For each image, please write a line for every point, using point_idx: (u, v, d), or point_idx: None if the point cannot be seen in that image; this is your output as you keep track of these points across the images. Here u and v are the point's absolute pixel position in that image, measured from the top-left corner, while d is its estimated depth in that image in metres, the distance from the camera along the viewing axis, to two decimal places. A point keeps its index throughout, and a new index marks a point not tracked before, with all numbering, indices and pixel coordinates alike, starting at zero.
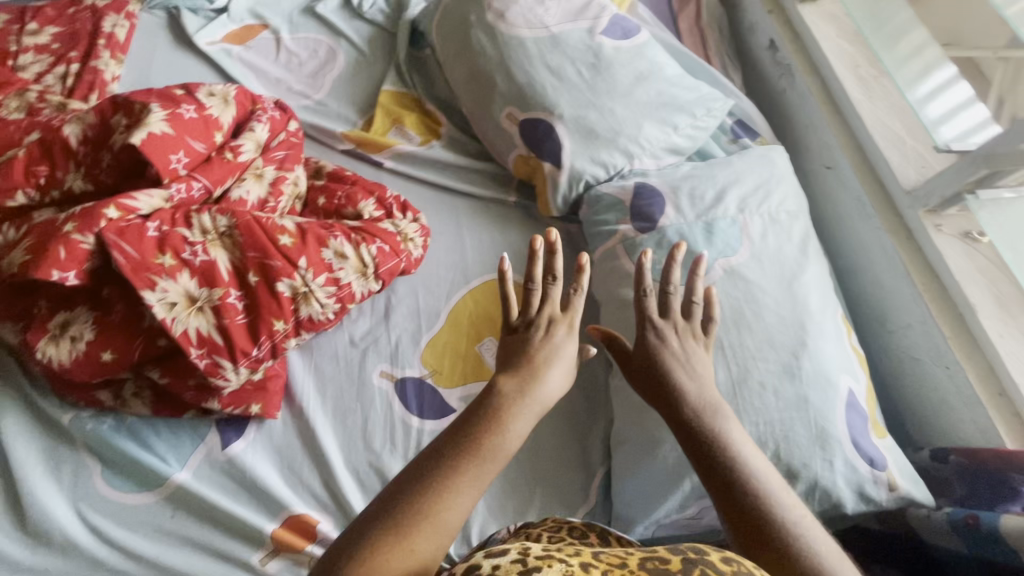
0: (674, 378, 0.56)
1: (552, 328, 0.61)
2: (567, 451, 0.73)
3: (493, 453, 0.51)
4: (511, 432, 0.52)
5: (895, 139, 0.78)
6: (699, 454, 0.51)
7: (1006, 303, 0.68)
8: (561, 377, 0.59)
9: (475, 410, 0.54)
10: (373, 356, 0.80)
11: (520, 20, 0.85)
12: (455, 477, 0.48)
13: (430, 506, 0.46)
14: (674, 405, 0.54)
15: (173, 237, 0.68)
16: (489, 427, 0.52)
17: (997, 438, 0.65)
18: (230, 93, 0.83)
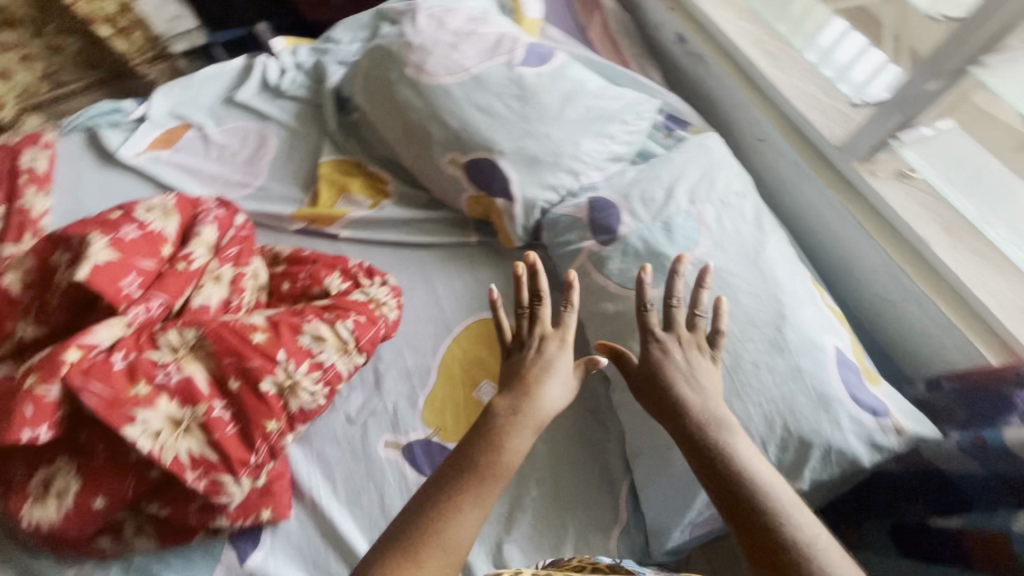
0: (675, 388, 0.57)
1: (545, 343, 0.63)
2: (588, 474, 0.72)
3: (495, 474, 0.52)
4: (510, 451, 0.54)
5: (814, 101, 0.82)
6: (706, 469, 0.51)
7: (953, 230, 0.71)
8: (560, 387, 0.60)
9: (474, 435, 0.55)
10: (373, 429, 0.78)
11: (439, 68, 0.87)
12: (459, 502, 0.50)
13: (432, 529, 0.48)
14: (677, 416, 0.55)
15: (143, 364, 0.66)
16: (488, 450, 0.53)
17: (982, 358, 0.68)
18: (169, 203, 0.81)
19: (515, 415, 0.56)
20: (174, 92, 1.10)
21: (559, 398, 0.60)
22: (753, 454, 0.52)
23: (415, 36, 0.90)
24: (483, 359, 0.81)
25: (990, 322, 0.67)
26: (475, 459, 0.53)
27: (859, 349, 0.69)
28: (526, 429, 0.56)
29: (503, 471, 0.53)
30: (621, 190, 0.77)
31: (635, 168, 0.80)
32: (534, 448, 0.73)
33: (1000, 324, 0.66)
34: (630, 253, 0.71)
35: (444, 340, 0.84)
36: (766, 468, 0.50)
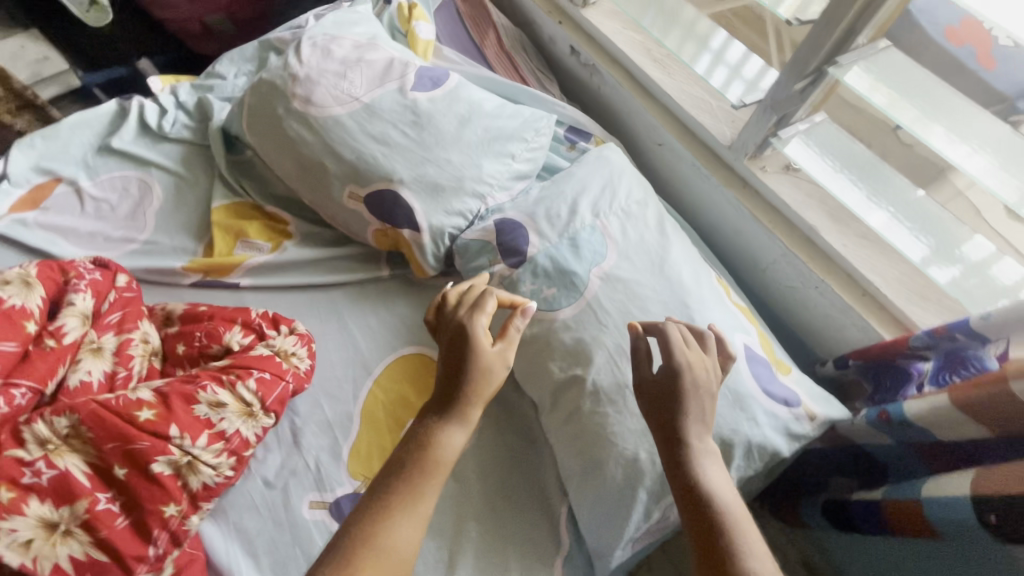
0: (684, 410, 0.54)
1: (479, 314, 0.57)
2: (527, 503, 0.70)
3: (433, 471, 0.49)
4: (448, 442, 0.51)
5: (702, 103, 0.85)
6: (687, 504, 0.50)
7: (838, 216, 0.75)
8: (498, 363, 0.55)
9: (417, 431, 0.52)
10: (294, 490, 0.73)
11: (329, 99, 0.83)
12: (395, 507, 0.47)
13: (371, 537, 0.45)
14: (676, 442, 0.53)
15: (4, 466, 0.56)
16: (425, 445, 0.50)
17: (878, 334, 0.71)
18: (30, 273, 0.72)
19: (453, 402, 0.52)
20: (36, 144, 0.98)
21: (498, 376, 0.54)
22: (731, 494, 0.51)
23: (300, 67, 0.86)
24: (407, 398, 0.78)
25: (881, 300, 0.71)
26: (412, 457, 0.50)
27: (768, 341, 0.71)
28: (463, 418, 0.52)
29: (442, 468, 0.50)
30: (527, 209, 0.76)
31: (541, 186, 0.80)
32: (468, 485, 0.70)
33: (889, 301, 0.70)
34: (542, 273, 0.70)
35: (363, 383, 0.79)
36: (739, 513, 0.49)
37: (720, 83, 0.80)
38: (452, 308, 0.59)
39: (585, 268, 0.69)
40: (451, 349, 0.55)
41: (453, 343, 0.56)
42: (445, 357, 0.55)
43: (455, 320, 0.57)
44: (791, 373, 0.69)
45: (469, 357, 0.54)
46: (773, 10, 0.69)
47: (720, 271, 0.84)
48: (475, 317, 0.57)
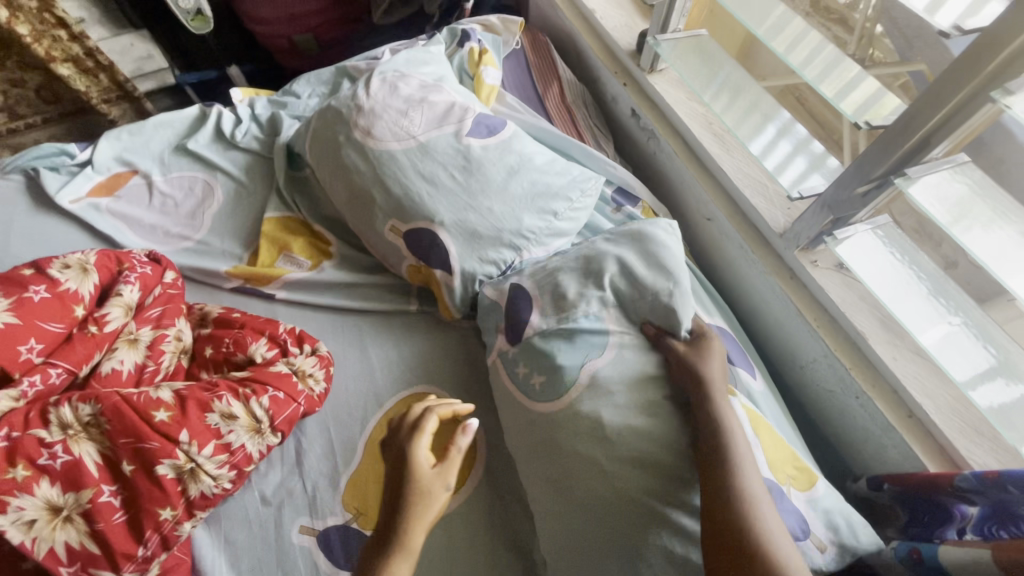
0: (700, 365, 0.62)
1: (418, 441, 0.60)
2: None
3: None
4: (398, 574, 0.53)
5: (757, 186, 0.82)
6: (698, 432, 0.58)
7: (891, 325, 0.71)
8: (437, 480, 0.58)
9: (369, 561, 0.55)
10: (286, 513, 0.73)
11: (388, 134, 0.86)
12: None
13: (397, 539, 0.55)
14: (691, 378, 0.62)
15: (26, 443, 0.59)
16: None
17: (920, 461, 0.65)
18: (88, 260, 0.77)
19: (395, 534, 0.55)
20: (122, 137, 1.07)
21: (439, 497, 0.58)
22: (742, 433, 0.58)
23: (367, 100, 0.90)
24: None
25: (927, 424, 0.66)
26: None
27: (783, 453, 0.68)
28: (403, 545, 0.55)
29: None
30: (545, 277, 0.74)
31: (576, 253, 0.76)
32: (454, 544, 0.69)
33: (937, 428, 0.64)
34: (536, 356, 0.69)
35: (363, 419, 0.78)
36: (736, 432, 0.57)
37: (774, 164, 0.78)
38: (395, 434, 0.62)
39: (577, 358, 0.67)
40: (393, 479, 0.59)
41: (396, 473, 0.59)
42: (389, 488, 0.59)
43: (397, 444, 0.61)
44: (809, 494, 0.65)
45: (409, 491, 0.57)
46: (834, 104, 0.67)
47: (756, 361, 0.80)
48: (413, 447, 0.60)
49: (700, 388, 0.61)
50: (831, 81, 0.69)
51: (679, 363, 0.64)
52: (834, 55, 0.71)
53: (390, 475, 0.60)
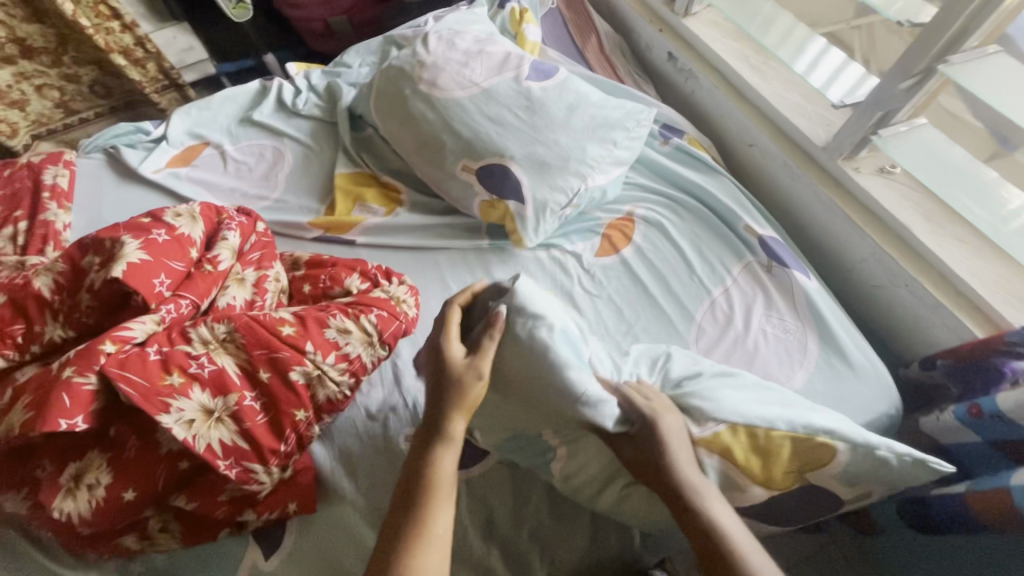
0: (670, 457, 0.60)
1: (456, 347, 0.62)
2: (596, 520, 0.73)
3: (434, 491, 0.54)
4: (445, 462, 0.56)
5: (797, 108, 0.90)
6: (691, 531, 0.56)
7: (932, 218, 0.78)
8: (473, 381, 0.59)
9: (413, 468, 0.56)
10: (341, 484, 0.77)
11: (451, 84, 0.93)
12: (411, 527, 0.52)
13: (427, 485, 0.55)
14: (663, 475, 0.59)
15: (176, 355, 0.67)
16: (428, 474, 0.55)
17: (968, 332, 0.73)
18: (195, 210, 0.85)
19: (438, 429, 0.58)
20: (192, 113, 1.15)
21: (472, 386, 0.59)
22: (735, 522, 0.57)
23: (427, 56, 0.97)
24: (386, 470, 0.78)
25: (973, 299, 0.73)
26: (414, 487, 0.55)
27: (779, 449, 0.61)
28: (447, 436, 0.58)
29: (445, 484, 0.55)
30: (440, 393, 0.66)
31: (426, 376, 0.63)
32: (529, 494, 0.73)
33: (983, 301, 0.71)
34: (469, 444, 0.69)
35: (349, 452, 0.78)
36: (737, 530, 0.56)
37: (819, 82, 0.86)
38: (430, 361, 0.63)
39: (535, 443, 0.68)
40: (433, 383, 0.60)
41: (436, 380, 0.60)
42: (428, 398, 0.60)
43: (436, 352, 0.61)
44: (817, 473, 0.62)
45: (450, 387, 0.59)
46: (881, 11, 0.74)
47: (808, 268, 0.87)
48: (452, 349, 0.61)
49: (670, 483, 0.59)
50: None
51: (636, 457, 0.61)
52: None
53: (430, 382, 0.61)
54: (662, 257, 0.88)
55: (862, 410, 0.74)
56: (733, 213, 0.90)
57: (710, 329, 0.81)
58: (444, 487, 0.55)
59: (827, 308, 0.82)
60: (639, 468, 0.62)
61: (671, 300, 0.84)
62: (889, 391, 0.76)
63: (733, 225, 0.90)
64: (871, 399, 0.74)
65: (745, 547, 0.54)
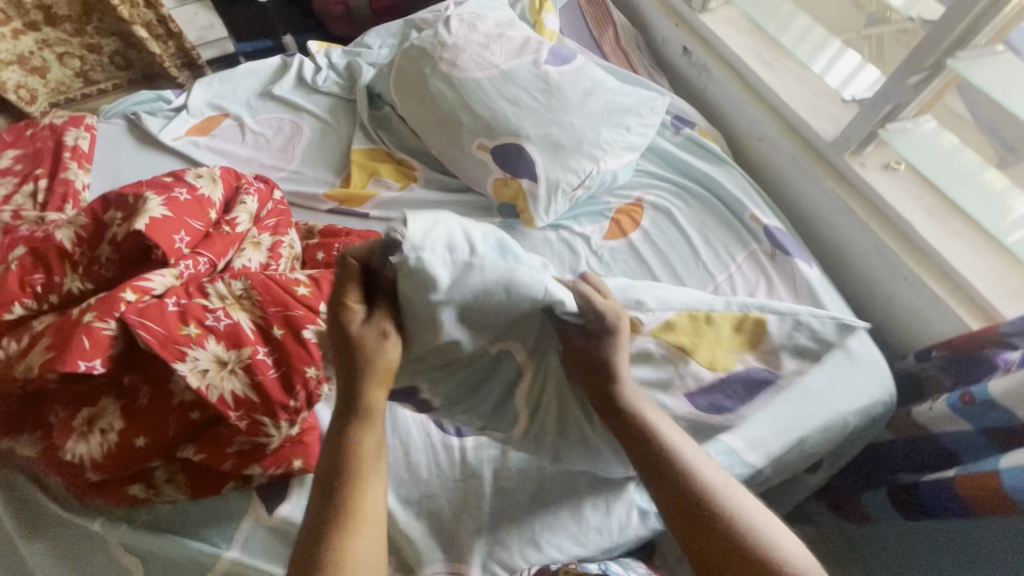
0: (613, 373, 0.59)
1: (354, 310, 0.52)
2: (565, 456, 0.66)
3: (360, 464, 0.51)
4: (369, 441, 0.52)
5: (807, 103, 0.92)
6: (633, 443, 0.57)
7: (935, 213, 0.80)
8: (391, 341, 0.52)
9: (332, 447, 0.51)
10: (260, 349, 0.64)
11: (472, 64, 0.95)
12: (342, 510, 0.49)
13: (352, 456, 0.51)
14: (601, 389, 0.59)
15: (194, 308, 0.69)
16: (347, 452, 0.51)
17: (965, 325, 0.74)
18: (216, 172, 0.87)
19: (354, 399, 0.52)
20: (213, 85, 1.18)
21: (384, 353, 0.52)
22: (668, 423, 0.59)
23: (448, 37, 0.99)
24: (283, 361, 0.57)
25: (971, 292, 0.74)
26: (336, 462, 0.51)
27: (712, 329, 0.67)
28: (367, 406, 0.52)
29: (371, 465, 0.52)
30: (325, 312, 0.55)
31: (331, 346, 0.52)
32: (524, 470, 0.73)
33: (980, 294, 0.73)
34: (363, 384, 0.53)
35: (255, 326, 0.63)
36: (675, 435, 0.58)
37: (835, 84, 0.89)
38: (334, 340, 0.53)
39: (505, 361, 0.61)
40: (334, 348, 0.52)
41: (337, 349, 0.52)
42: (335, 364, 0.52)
43: (336, 316, 0.52)
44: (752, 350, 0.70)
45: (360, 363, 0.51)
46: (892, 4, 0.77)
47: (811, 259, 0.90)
48: (349, 314, 0.52)
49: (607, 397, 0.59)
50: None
51: (580, 355, 0.59)
52: None
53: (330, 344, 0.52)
54: (669, 241, 0.90)
55: (861, 396, 0.75)
56: (741, 202, 0.92)
57: None
58: (366, 458, 0.52)
59: (830, 298, 0.84)
60: (582, 371, 0.60)
61: (675, 283, 0.86)
62: (885, 378, 0.78)
63: (739, 215, 0.92)
64: (869, 385, 0.76)
65: (680, 445, 0.57)
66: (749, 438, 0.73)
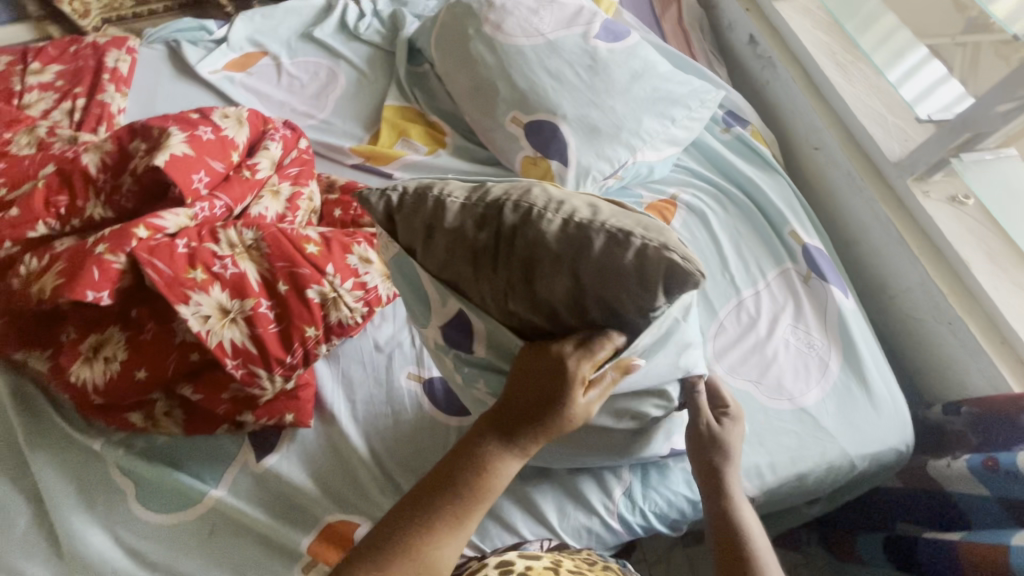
0: (722, 460, 0.62)
1: (584, 359, 0.49)
2: (581, 455, 0.67)
3: (480, 500, 0.51)
4: (503, 479, 0.51)
5: (876, 116, 0.84)
6: (720, 529, 0.59)
7: (996, 257, 0.73)
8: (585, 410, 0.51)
9: (469, 459, 0.51)
10: (375, 205, 0.55)
11: (517, 29, 0.89)
12: (443, 522, 0.50)
13: (486, 485, 0.51)
14: (713, 474, 0.62)
15: (203, 252, 0.69)
16: (482, 475, 0.50)
17: (1004, 384, 0.68)
18: (242, 114, 0.86)
19: (517, 433, 0.51)
20: (256, 20, 1.15)
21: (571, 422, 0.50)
22: (762, 533, 0.59)
23: None
24: (422, 231, 0.54)
25: (1020, 351, 0.68)
26: (468, 476, 0.50)
27: None
28: (523, 450, 0.51)
29: (491, 497, 0.51)
30: (474, 190, 0.54)
31: (477, 244, 0.52)
32: None
33: None
34: (465, 292, 0.55)
35: (389, 194, 0.55)
36: (763, 545, 0.58)
37: (911, 95, 0.79)
38: (502, 253, 0.52)
39: (501, 325, 0.55)
40: (541, 386, 0.49)
41: (544, 394, 0.49)
42: (518, 388, 0.51)
43: (566, 351, 0.49)
44: None
45: (548, 420, 0.50)
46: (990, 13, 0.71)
47: (849, 287, 0.83)
48: (578, 362, 0.49)
49: (714, 480, 0.61)
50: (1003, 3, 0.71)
51: (698, 437, 0.63)
52: None
53: (534, 376, 0.50)
54: (699, 246, 0.84)
55: (871, 441, 0.72)
56: (781, 216, 0.86)
57: (731, 328, 0.78)
58: (489, 495, 0.51)
59: (858, 330, 0.79)
60: (695, 451, 0.63)
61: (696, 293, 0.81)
62: (903, 427, 0.73)
63: (778, 230, 0.86)
64: (884, 432, 0.72)
65: (762, 552, 0.57)
66: (746, 464, 0.69)
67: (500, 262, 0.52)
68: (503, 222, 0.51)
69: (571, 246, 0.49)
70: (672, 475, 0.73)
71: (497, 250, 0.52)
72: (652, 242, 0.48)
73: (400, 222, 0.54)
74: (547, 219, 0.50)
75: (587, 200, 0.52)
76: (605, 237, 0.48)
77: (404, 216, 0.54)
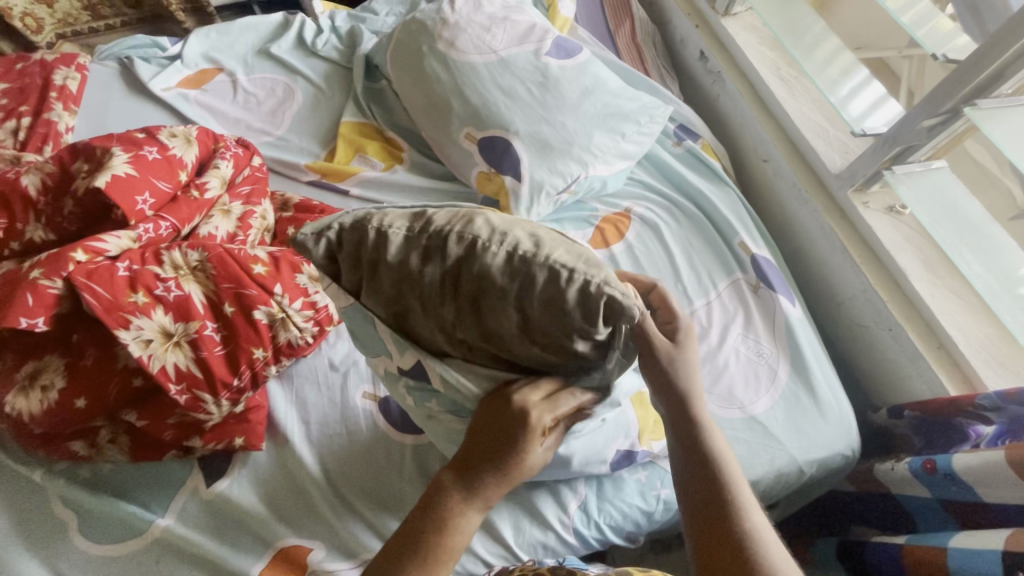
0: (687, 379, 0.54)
1: (546, 412, 0.48)
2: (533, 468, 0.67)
3: (442, 554, 0.49)
4: (466, 532, 0.50)
5: (819, 130, 0.87)
6: (688, 453, 0.53)
7: (931, 265, 0.75)
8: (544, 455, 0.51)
9: (430, 513, 0.50)
10: (312, 248, 0.48)
11: (470, 46, 0.89)
12: None
13: (448, 541, 0.50)
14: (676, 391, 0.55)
15: (145, 275, 0.67)
16: (444, 530, 0.49)
17: (942, 388, 0.70)
18: (191, 133, 0.85)
19: (479, 483, 0.50)
20: (211, 36, 1.14)
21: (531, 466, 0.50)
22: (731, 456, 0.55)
23: (451, 13, 0.93)
24: (365, 269, 0.47)
25: (955, 355, 0.70)
26: (430, 531, 0.49)
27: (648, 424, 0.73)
28: (485, 502, 0.51)
29: (455, 551, 0.50)
30: (418, 218, 0.46)
31: (424, 283, 0.46)
32: None
33: (964, 358, 0.69)
34: (414, 327, 0.50)
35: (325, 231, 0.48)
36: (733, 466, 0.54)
37: (854, 114, 0.82)
38: (451, 289, 0.45)
39: None
40: (503, 433, 0.49)
41: (505, 443, 0.49)
42: (481, 436, 0.50)
43: (528, 402, 0.48)
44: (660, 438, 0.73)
45: (510, 467, 0.49)
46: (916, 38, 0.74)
47: (796, 295, 0.86)
48: (539, 414, 0.48)
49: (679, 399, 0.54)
50: (927, 29, 0.74)
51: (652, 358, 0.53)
52: (928, 9, 0.76)
53: (495, 425, 0.49)
54: (651, 258, 0.85)
55: (819, 446, 0.73)
56: (731, 227, 0.88)
57: None
58: (451, 552, 0.50)
59: (805, 339, 0.80)
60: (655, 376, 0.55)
61: None
62: (849, 432, 0.75)
63: (728, 241, 0.88)
64: (830, 437, 0.74)
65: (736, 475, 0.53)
66: None
67: (448, 300, 0.46)
68: (449, 255, 0.44)
69: (516, 282, 0.43)
70: (627, 488, 0.73)
71: (443, 288, 0.45)
72: (596, 279, 0.42)
73: (343, 262, 0.48)
74: (491, 253, 0.43)
75: (535, 225, 0.45)
76: (550, 273, 0.42)
77: (346, 256, 0.48)
